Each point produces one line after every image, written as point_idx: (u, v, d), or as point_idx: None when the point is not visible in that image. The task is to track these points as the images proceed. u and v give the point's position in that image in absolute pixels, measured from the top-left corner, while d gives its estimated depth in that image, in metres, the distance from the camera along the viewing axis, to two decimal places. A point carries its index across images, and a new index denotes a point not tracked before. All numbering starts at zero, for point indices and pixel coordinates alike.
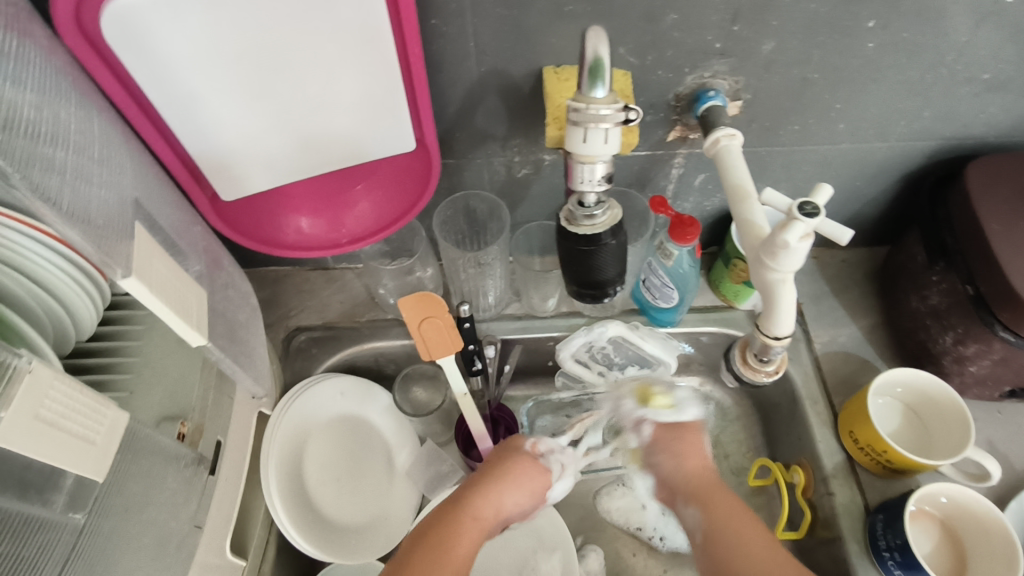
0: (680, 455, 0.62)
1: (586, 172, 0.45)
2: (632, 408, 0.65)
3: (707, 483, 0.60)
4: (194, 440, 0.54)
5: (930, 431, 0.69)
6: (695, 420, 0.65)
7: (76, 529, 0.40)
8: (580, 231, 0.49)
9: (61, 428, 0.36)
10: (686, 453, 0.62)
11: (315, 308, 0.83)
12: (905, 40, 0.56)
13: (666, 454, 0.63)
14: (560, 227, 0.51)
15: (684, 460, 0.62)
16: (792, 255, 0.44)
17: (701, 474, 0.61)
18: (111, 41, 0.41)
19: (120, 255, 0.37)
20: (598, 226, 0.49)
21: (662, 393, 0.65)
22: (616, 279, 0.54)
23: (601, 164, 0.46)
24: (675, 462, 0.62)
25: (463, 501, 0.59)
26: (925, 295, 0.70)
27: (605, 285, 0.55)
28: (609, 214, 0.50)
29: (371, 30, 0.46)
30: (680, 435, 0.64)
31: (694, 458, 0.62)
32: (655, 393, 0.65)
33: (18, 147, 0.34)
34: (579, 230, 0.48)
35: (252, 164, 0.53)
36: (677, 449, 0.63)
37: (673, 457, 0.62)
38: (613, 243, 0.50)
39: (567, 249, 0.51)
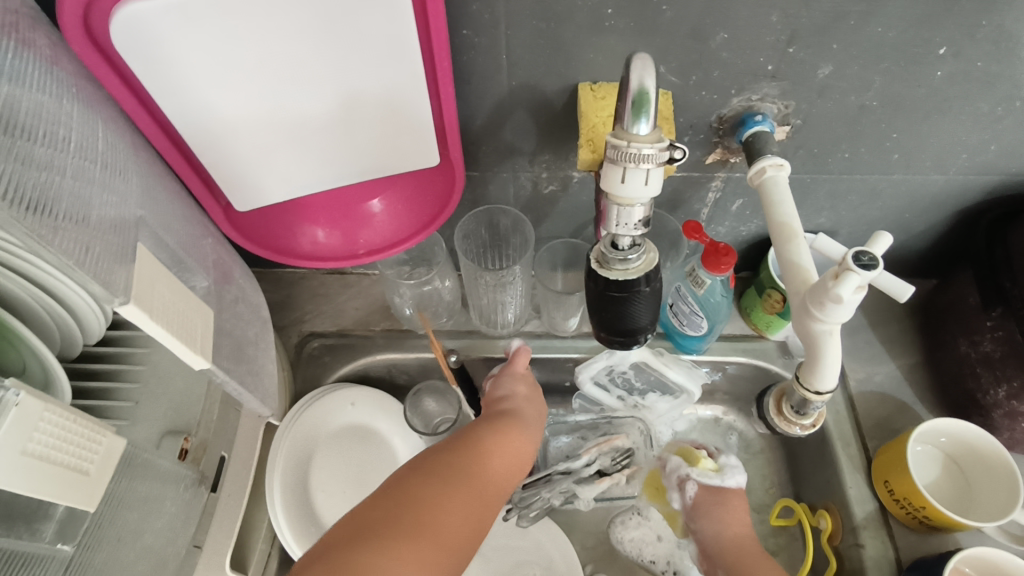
0: (726, 521, 0.65)
1: (621, 214, 0.42)
2: (680, 467, 0.69)
3: (749, 554, 0.63)
4: (196, 457, 0.52)
5: (972, 487, 0.65)
6: (738, 488, 0.67)
7: (65, 561, 0.38)
8: (611, 276, 0.45)
9: (53, 461, 0.34)
10: (731, 520, 0.65)
11: (330, 314, 0.81)
12: (978, 69, 0.51)
13: (706, 520, 0.66)
14: (589, 269, 0.47)
15: (729, 527, 0.65)
16: (842, 308, 0.41)
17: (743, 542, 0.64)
18: (120, 47, 0.38)
19: (119, 281, 0.35)
20: (632, 271, 0.45)
21: (708, 457, 0.69)
22: (649, 325, 0.49)
23: (640, 207, 0.42)
24: (718, 527, 0.65)
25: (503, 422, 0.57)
26: (977, 341, 0.65)
27: (637, 332, 0.49)
28: (645, 258, 0.46)
29: (396, 39, 0.43)
30: (727, 502, 0.67)
31: (737, 526, 0.65)
32: (701, 456, 0.69)
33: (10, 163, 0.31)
34: (610, 275, 0.45)
35: (267, 175, 0.51)
36: (719, 515, 0.66)
37: (714, 521, 0.66)
38: (647, 290, 0.46)
39: (596, 295, 0.47)
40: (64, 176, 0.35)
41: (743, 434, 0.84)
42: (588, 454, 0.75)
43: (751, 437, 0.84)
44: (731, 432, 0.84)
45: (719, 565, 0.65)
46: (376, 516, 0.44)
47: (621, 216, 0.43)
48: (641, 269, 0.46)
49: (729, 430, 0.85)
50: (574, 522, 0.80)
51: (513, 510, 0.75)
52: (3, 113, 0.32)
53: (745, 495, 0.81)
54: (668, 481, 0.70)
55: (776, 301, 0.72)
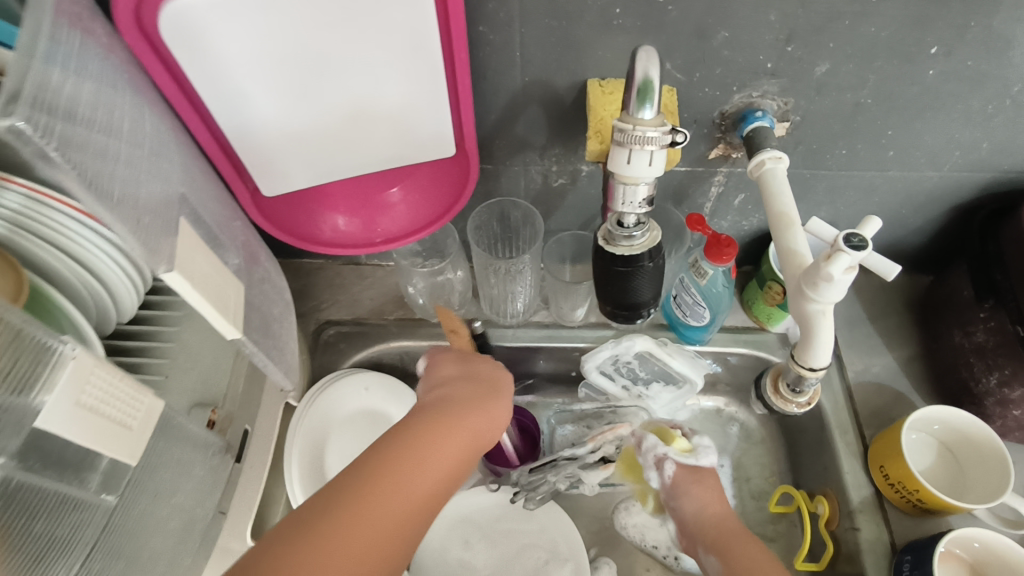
0: (703, 500, 0.64)
1: (627, 193, 0.45)
2: (657, 446, 0.68)
3: (729, 530, 0.62)
4: (223, 427, 0.56)
5: (965, 473, 0.67)
6: (712, 467, 0.68)
7: (107, 511, 0.40)
8: (617, 251, 0.49)
9: (100, 414, 0.37)
10: (710, 497, 0.65)
11: (346, 302, 0.84)
12: (968, 68, 0.54)
13: (686, 497, 0.65)
14: (597, 246, 0.51)
15: (708, 503, 0.64)
16: (834, 287, 0.43)
17: (722, 519, 0.63)
18: (167, 38, 0.41)
19: (164, 251, 0.39)
20: (637, 247, 0.49)
21: (682, 437, 0.69)
22: (650, 301, 0.54)
23: (644, 186, 0.45)
24: (698, 504, 0.64)
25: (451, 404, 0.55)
26: (970, 332, 0.68)
27: (639, 306, 0.54)
28: (648, 236, 0.50)
29: (419, 35, 0.46)
30: (705, 480, 0.66)
31: (717, 504, 0.64)
32: (676, 436, 0.69)
33: (78, 139, 0.34)
34: (616, 251, 0.48)
35: (293, 162, 0.54)
36: (697, 493, 0.65)
37: (696, 498, 0.65)
38: (650, 266, 0.50)
39: (604, 270, 0.51)
40: (119, 155, 0.38)
41: (745, 424, 0.87)
42: (591, 441, 0.76)
43: (752, 427, 0.86)
44: (732, 422, 0.87)
45: (700, 543, 0.63)
46: (325, 508, 0.43)
47: (627, 196, 0.46)
48: (646, 246, 0.50)
49: (731, 421, 0.87)
50: (579, 506, 0.82)
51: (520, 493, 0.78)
52: (78, 92, 0.35)
53: (745, 483, 0.83)
54: (644, 460, 0.69)
55: (777, 293, 0.75)
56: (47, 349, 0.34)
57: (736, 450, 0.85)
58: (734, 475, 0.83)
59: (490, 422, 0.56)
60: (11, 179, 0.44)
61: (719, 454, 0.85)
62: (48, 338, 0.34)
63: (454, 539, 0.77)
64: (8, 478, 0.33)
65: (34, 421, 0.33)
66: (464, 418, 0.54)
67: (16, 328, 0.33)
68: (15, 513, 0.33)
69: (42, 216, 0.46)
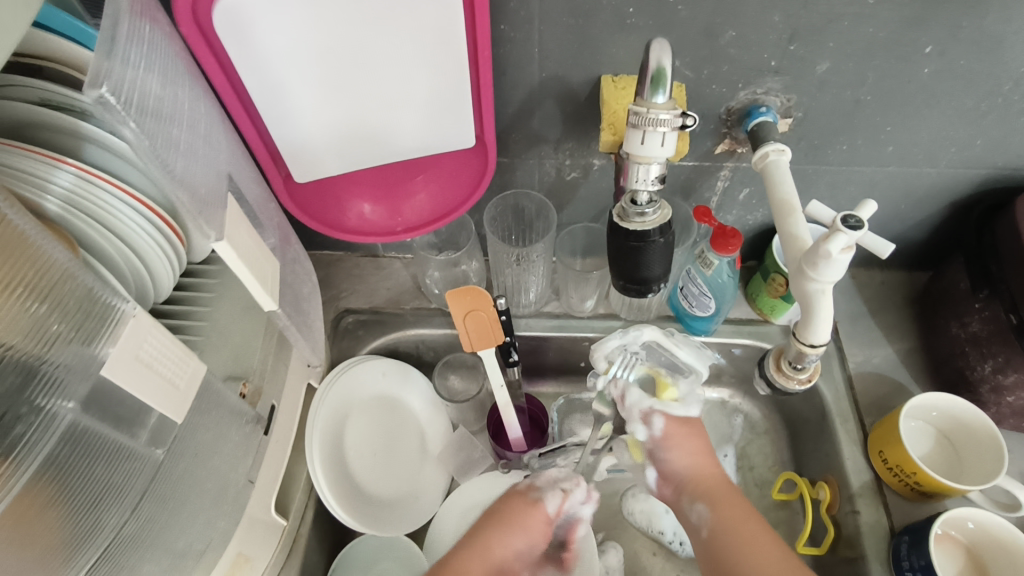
0: (691, 453, 0.70)
1: (641, 171, 0.49)
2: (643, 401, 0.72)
3: (718, 486, 0.68)
4: (253, 400, 0.59)
5: (961, 458, 0.70)
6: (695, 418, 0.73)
7: (155, 465, 0.44)
8: (630, 227, 0.52)
9: (156, 372, 0.41)
10: (697, 453, 0.70)
11: (364, 292, 0.87)
12: (962, 67, 0.57)
13: (677, 450, 0.70)
14: (611, 224, 0.54)
15: (694, 459, 0.70)
16: (832, 265, 0.47)
17: (713, 475, 0.69)
18: (220, 31, 0.45)
19: (216, 222, 0.44)
20: (649, 223, 0.52)
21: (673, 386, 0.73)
22: (662, 277, 0.56)
23: (656, 165, 0.49)
24: (684, 460, 0.70)
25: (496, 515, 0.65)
26: (966, 322, 0.70)
27: (650, 281, 0.56)
28: (659, 213, 0.53)
29: (449, 34, 0.50)
30: (693, 436, 0.71)
31: (701, 458, 0.70)
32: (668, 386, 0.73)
33: (148, 119, 0.38)
34: (630, 226, 0.52)
35: (324, 150, 0.58)
36: (687, 447, 0.71)
37: (683, 455, 0.70)
38: (661, 241, 0.53)
39: (617, 245, 0.54)
40: (178, 134, 0.42)
41: (748, 415, 0.89)
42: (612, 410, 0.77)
43: (756, 418, 0.89)
44: (736, 414, 0.89)
45: (687, 492, 0.69)
46: None
47: (640, 174, 0.50)
48: (656, 223, 0.53)
49: (735, 412, 0.90)
50: None
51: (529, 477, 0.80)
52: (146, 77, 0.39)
53: (749, 472, 0.85)
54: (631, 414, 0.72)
55: (780, 284, 0.77)
56: (111, 305, 0.38)
57: (741, 440, 0.88)
58: (738, 464, 0.86)
59: (523, 536, 0.64)
60: (64, 159, 0.45)
61: (723, 444, 0.87)
62: (113, 297, 0.38)
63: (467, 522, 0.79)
64: (75, 424, 0.36)
65: (100, 370, 0.37)
66: (502, 536, 0.63)
67: (87, 285, 0.37)
68: (80, 455, 0.37)
69: (91, 196, 0.47)
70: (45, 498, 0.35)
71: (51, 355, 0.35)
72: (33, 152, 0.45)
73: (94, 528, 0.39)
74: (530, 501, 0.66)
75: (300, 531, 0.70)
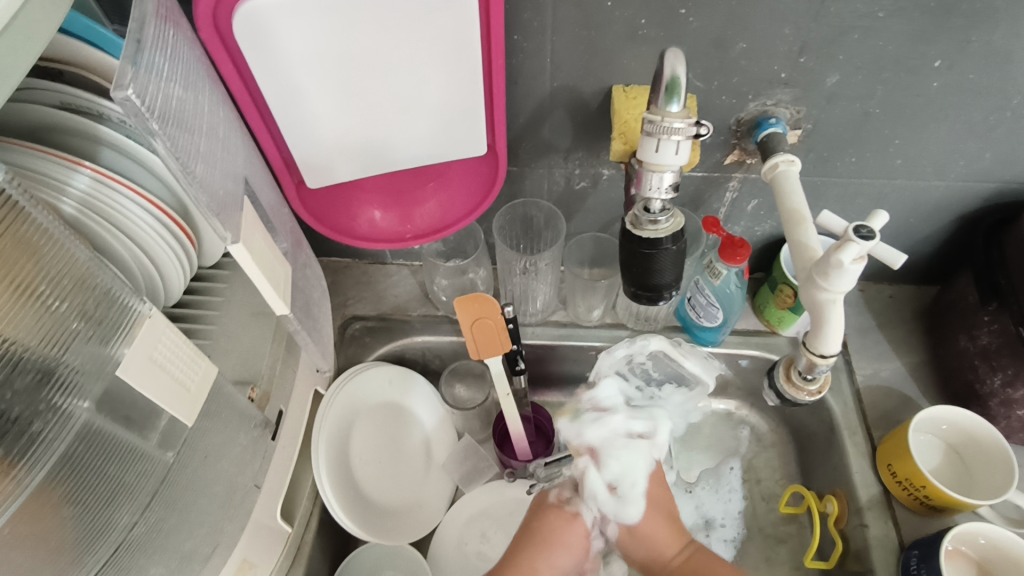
0: (656, 535, 0.70)
1: (655, 179, 0.49)
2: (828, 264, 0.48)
3: (688, 566, 0.68)
4: (261, 404, 0.58)
5: (971, 472, 0.69)
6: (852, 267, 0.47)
7: (165, 466, 0.44)
8: (643, 235, 0.52)
9: (169, 372, 0.41)
10: (663, 522, 0.71)
11: (371, 299, 0.87)
12: (971, 81, 0.58)
13: (640, 547, 0.71)
14: (624, 231, 0.54)
15: (661, 532, 0.70)
16: (844, 275, 0.47)
17: (682, 560, 0.69)
18: (238, 36, 0.46)
19: (232, 224, 0.44)
20: (661, 231, 0.52)
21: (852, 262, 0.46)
22: (673, 284, 0.56)
23: (670, 173, 0.49)
24: (654, 530, 0.70)
25: (529, 533, 0.70)
26: (975, 335, 0.70)
27: (661, 289, 0.56)
28: (673, 221, 0.53)
29: (464, 43, 0.51)
30: (661, 506, 0.71)
31: (666, 532, 0.70)
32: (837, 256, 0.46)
33: (171, 122, 0.38)
34: (643, 233, 0.52)
35: (338, 156, 0.58)
36: (645, 543, 0.71)
37: (652, 524, 0.70)
38: (673, 249, 0.53)
39: (628, 251, 0.54)
40: (198, 135, 0.43)
41: (755, 428, 0.89)
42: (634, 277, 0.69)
43: (763, 431, 0.88)
44: (743, 426, 0.89)
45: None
46: None
47: (653, 182, 0.50)
48: (668, 231, 0.53)
49: (742, 424, 0.89)
50: None
51: (535, 484, 0.77)
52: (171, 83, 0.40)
53: (756, 485, 0.85)
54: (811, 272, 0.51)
55: (787, 296, 0.77)
56: (128, 306, 0.38)
57: (747, 452, 0.87)
58: (744, 477, 0.85)
59: (566, 550, 0.69)
60: (81, 162, 0.46)
61: (730, 456, 0.87)
62: (129, 298, 0.38)
63: (471, 531, 0.79)
64: (89, 424, 0.37)
65: (114, 370, 0.37)
66: (548, 557, 0.68)
67: (105, 286, 0.37)
68: (93, 455, 0.37)
69: (105, 198, 0.47)
70: (58, 498, 0.35)
71: (66, 356, 0.35)
72: (53, 155, 0.45)
73: (105, 528, 0.39)
74: (565, 515, 0.71)
75: (305, 538, 0.70)
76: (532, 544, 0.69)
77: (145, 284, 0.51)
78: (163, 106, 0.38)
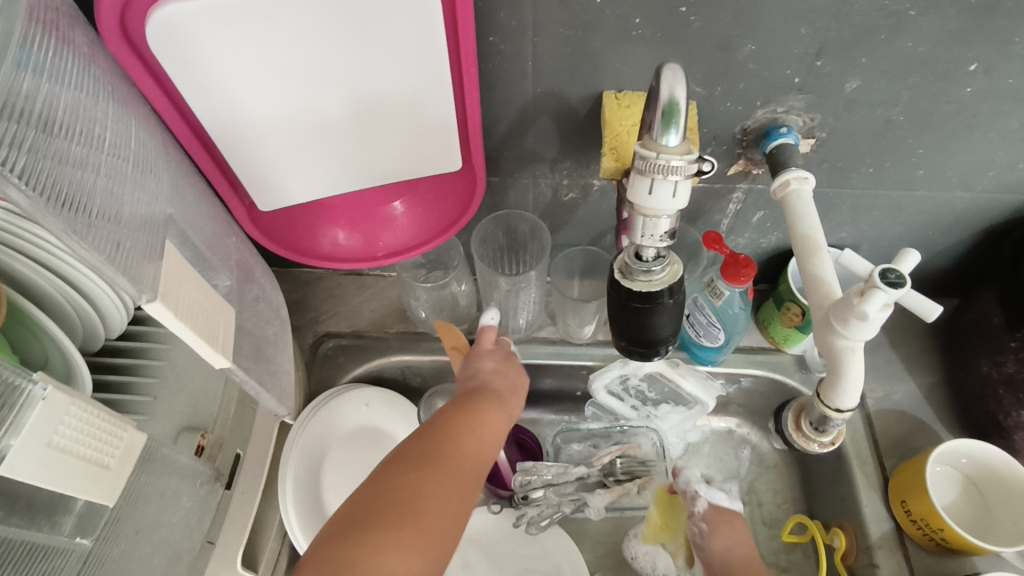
0: (732, 541, 0.64)
1: (647, 225, 0.42)
2: (850, 310, 0.41)
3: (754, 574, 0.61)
4: (212, 453, 0.52)
5: (990, 508, 0.64)
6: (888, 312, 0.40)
7: (83, 554, 0.37)
8: (634, 287, 0.46)
9: (76, 455, 0.34)
10: (739, 542, 0.64)
11: (346, 314, 0.81)
12: (1009, 86, 0.51)
13: (718, 537, 0.64)
14: (612, 279, 0.48)
15: (733, 544, 0.64)
16: (867, 325, 0.40)
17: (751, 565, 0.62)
18: (153, 47, 0.39)
19: (146, 279, 0.36)
20: (656, 283, 0.46)
21: (883, 305, 0.39)
22: (670, 338, 0.50)
23: (665, 218, 0.42)
24: (726, 547, 0.63)
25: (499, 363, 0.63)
26: (999, 361, 0.65)
27: (657, 344, 0.50)
28: (668, 270, 0.47)
29: (425, 47, 0.43)
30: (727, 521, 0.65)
31: (742, 544, 0.63)
32: (869, 301, 0.39)
33: (45, 166, 0.31)
34: (633, 286, 0.46)
35: (290, 176, 0.51)
36: (726, 534, 0.64)
37: (723, 541, 0.64)
38: (670, 302, 0.47)
39: (617, 304, 0.48)
40: (98, 169, 0.36)
41: (757, 448, 0.83)
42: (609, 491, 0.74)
43: (765, 451, 0.83)
44: (744, 446, 0.84)
45: None
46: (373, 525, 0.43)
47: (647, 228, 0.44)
48: (665, 281, 0.47)
49: (743, 444, 0.84)
50: (581, 530, 0.79)
51: (522, 516, 0.74)
52: (46, 112, 0.32)
53: (757, 510, 0.80)
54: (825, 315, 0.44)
55: (795, 314, 0.71)
56: (14, 385, 0.32)
57: (748, 475, 0.82)
58: (744, 501, 0.80)
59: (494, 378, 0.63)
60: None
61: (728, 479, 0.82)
62: (17, 376, 0.32)
63: (454, 565, 0.73)
64: None
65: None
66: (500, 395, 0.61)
67: None
68: None
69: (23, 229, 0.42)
70: None
71: None
72: None
73: None
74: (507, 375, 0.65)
75: None
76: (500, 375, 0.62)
77: (80, 328, 0.48)
78: (31, 142, 0.30)
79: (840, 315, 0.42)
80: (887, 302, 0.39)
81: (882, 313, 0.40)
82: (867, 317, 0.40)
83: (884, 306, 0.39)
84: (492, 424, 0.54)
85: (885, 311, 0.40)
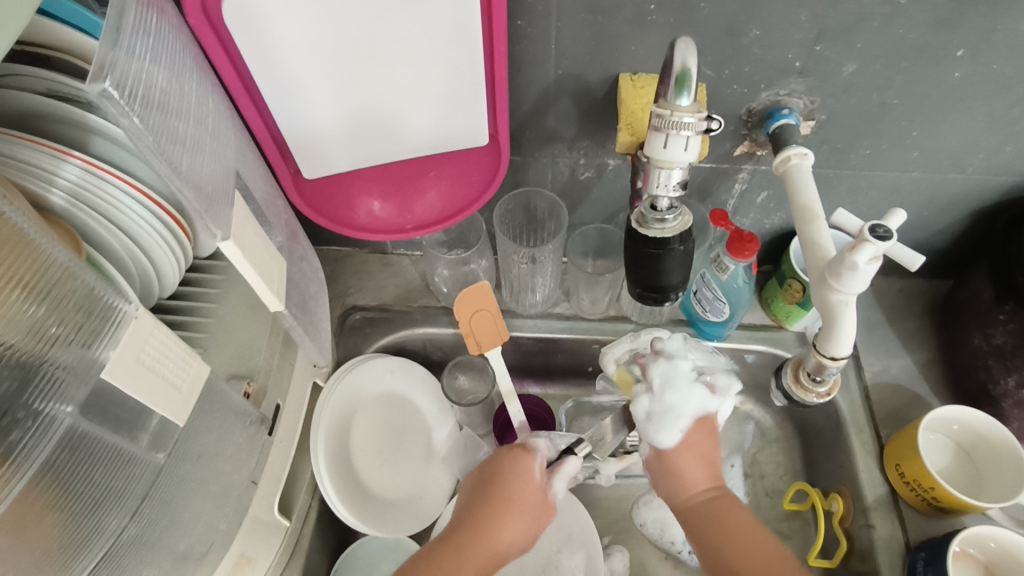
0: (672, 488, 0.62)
1: (662, 176, 0.48)
2: (845, 265, 0.46)
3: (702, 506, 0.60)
4: (257, 399, 0.57)
5: (980, 472, 0.68)
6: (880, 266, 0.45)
7: (156, 468, 0.43)
8: (649, 234, 0.51)
9: (157, 373, 0.40)
10: (689, 465, 0.61)
11: (371, 289, 0.86)
12: (994, 71, 0.55)
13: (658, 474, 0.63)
14: (630, 230, 0.53)
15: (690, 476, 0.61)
16: (858, 277, 0.46)
17: (704, 498, 0.60)
18: (230, 23, 0.44)
19: (221, 221, 0.43)
20: (668, 230, 0.51)
21: (874, 258, 0.44)
22: (680, 284, 0.55)
23: (678, 170, 0.48)
24: (664, 487, 0.63)
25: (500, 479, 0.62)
26: (989, 334, 0.69)
27: (668, 289, 0.55)
28: (680, 220, 0.52)
29: (463, 29, 0.49)
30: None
31: (693, 479, 0.61)
32: (860, 256, 0.44)
33: (151, 118, 0.36)
34: (649, 232, 0.51)
35: (335, 146, 0.57)
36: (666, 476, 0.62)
37: (666, 483, 0.62)
38: (681, 248, 0.52)
39: (634, 251, 0.53)
40: (187, 127, 0.41)
41: (760, 423, 0.87)
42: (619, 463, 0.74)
43: (767, 426, 0.87)
44: (748, 421, 0.88)
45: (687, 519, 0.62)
46: None
47: (661, 179, 0.49)
48: (676, 230, 0.52)
49: (746, 419, 0.88)
50: (592, 497, 0.83)
51: None
52: (152, 72, 0.38)
53: (760, 481, 0.84)
54: (824, 274, 0.49)
55: (796, 290, 0.75)
56: (111, 306, 0.37)
57: (751, 448, 0.86)
58: (747, 473, 0.84)
59: (518, 531, 0.60)
60: (71, 151, 0.43)
61: (731, 452, 0.86)
62: (114, 298, 0.37)
63: None
64: (73, 428, 0.36)
65: (100, 372, 0.36)
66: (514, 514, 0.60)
67: (87, 286, 0.36)
68: (78, 460, 0.36)
69: (97, 187, 0.45)
70: (43, 504, 0.34)
71: (52, 354, 0.34)
72: (39, 144, 0.42)
73: (93, 534, 0.38)
74: (513, 495, 0.61)
75: (304, 531, 0.70)
76: (485, 510, 0.60)
77: (138, 282, 0.49)
78: (144, 96, 0.36)
79: (836, 270, 0.47)
80: (877, 255, 0.45)
81: (874, 265, 0.45)
82: (861, 268, 0.45)
83: (874, 259, 0.44)
84: (507, 533, 0.59)
85: (876, 264, 0.45)
